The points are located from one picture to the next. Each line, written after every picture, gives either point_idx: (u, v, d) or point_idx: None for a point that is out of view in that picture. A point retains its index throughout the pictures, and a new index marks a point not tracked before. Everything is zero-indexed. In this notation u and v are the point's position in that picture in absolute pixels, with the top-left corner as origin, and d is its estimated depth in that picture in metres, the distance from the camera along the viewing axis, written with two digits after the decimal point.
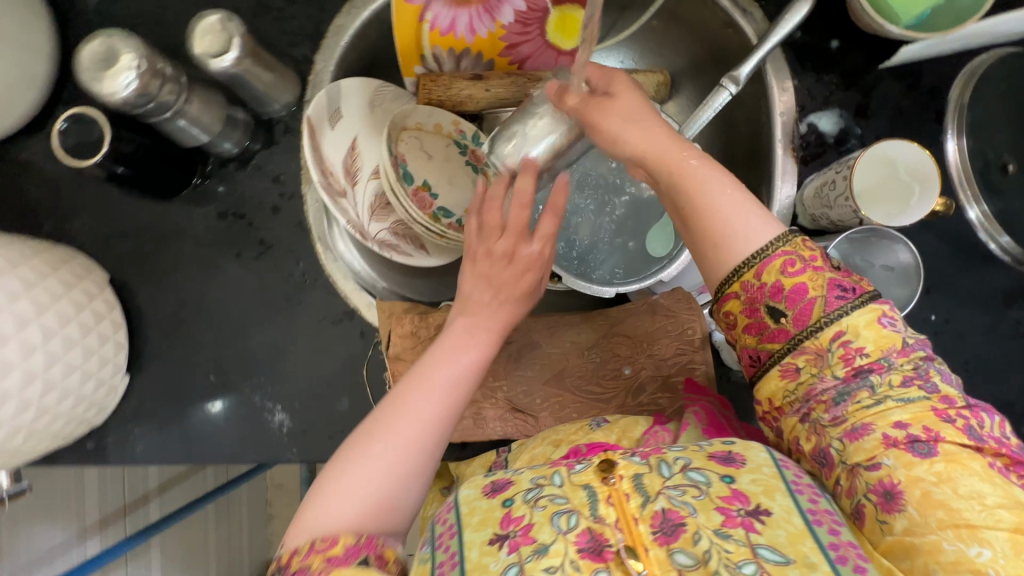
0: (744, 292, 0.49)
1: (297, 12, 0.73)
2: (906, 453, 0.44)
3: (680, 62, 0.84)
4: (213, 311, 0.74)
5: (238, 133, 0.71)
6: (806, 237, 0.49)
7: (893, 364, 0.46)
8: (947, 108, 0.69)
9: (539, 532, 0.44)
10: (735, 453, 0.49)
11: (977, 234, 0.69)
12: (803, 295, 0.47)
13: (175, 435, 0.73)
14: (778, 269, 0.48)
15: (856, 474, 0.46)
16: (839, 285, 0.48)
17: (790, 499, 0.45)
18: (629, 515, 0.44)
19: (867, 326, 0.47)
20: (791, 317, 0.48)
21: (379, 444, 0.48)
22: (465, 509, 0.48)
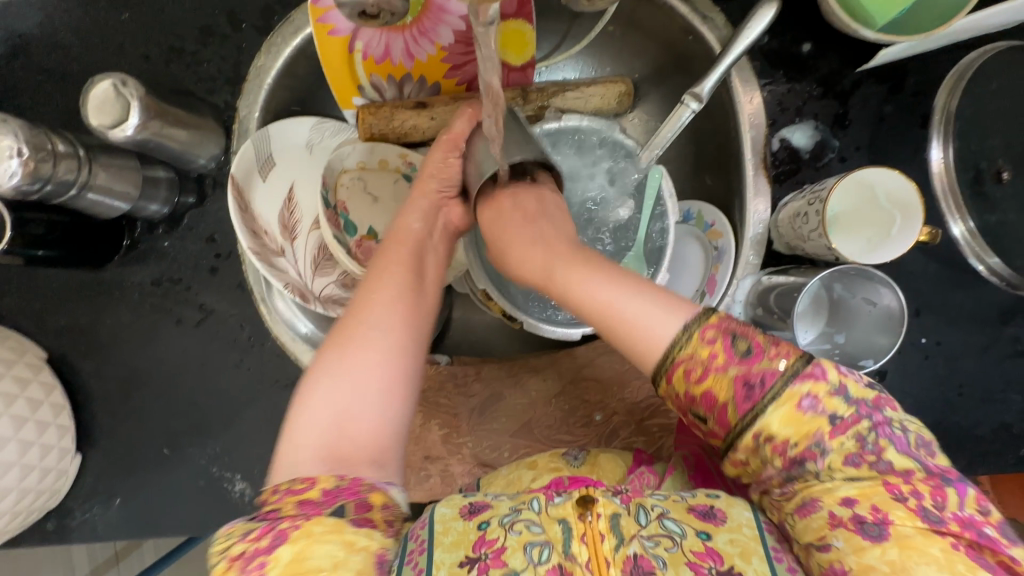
0: (664, 400, 0.45)
1: (212, 55, 0.67)
2: (855, 536, 0.37)
3: (643, 69, 0.76)
4: (160, 381, 0.70)
5: (163, 193, 0.66)
6: (701, 330, 0.42)
7: (829, 449, 0.39)
8: (933, 116, 0.63)
9: (511, 557, 0.40)
10: (716, 508, 0.43)
11: (965, 256, 0.64)
12: (713, 403, 0.42)
13: (135, 512, 0.71)
14: (682, 379, 0.43)
15: (810, 554, 0.40)
16: (746, 380, 0.41)
17: (767, 565, 0.40)
18: (602, 556, 0.39)
19: (783, 423, 0.40)
20: (714, 420, 0.43)
21: (329, 374, 0.46)
22: (437, 527, 0.42)
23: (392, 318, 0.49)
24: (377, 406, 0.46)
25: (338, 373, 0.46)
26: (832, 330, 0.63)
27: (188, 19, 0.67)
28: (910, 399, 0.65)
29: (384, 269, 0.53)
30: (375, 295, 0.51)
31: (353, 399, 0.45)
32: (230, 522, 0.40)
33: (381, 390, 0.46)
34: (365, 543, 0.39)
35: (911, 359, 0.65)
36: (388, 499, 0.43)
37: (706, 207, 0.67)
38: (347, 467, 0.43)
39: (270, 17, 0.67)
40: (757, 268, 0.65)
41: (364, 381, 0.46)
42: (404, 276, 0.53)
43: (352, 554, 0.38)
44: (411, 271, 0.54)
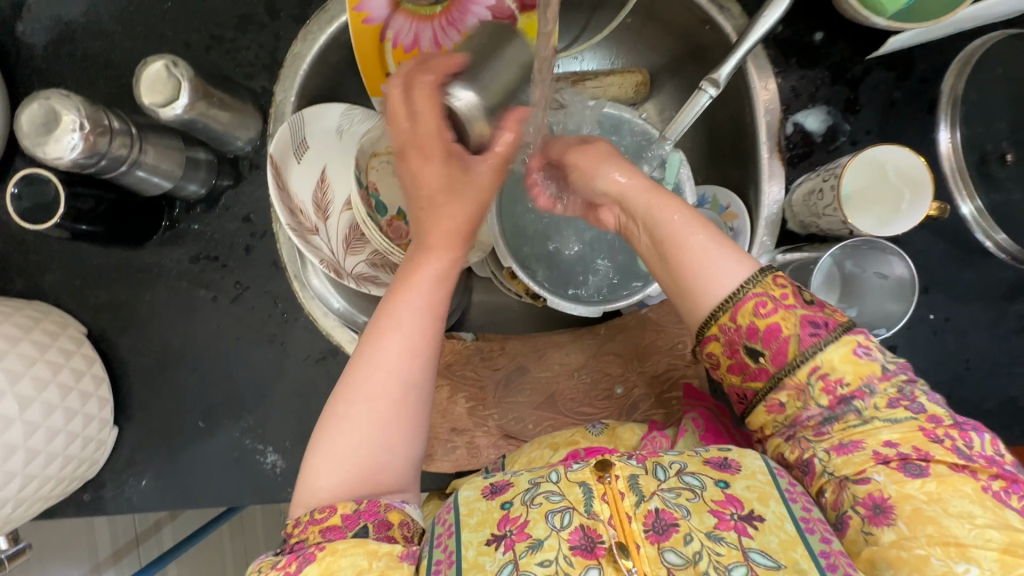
0: (722, 335, 0.47)
1: (250, 42, 0.70)
2: (897, 472, 0.41)
3: (659, 59, 0.79)
4: (195, 355, 0.73)
5: (202, 173, 0.69)
6: (778, 275, 0.46)
7: (877, 389, 0.44)
8: (940, 100, 0.66)
9: (533, 528, 0.41)
10: (730, 458, 0.45)
11: (972, 233, 0.67)
12: (778, 335, 0.45)
13: (169, 483, 0.73)
14: (750, 312, 0.45)
15: (843, 488, 0.43)
16: (812, 321, 0.45)
17: (784, 506, 0.42)
18: (622, 512, 0.41)
19: (842, 361, 0.44)
20: (769, 355, 0.46)
21: (349, 420, 0.48)
22: (463, 510, 0.45)
23: (412, 366, 0.49)
24: (395, 453, 0.48)
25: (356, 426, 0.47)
26: (845, 305, 0.66)
27: (227, 8, 0.70)
28: (920, 373, 0.67)
29: (398, 313, 0.50)
30: (387, 341, 0.49)
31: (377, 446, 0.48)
32: (260, 558, 0.44)
33: (388, 437, 0.48)
34: (387, 549, 0.43)
35: (920, 334, 0.67)
36: (405, 516, 0.47)
37: (722, 191, 0.70)
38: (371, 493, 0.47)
39: (306, 6, 0.70)
40: (772, 247, 0.68)
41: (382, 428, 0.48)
42: (421, 318, 0.51)
43: (374, 560, 0.42)
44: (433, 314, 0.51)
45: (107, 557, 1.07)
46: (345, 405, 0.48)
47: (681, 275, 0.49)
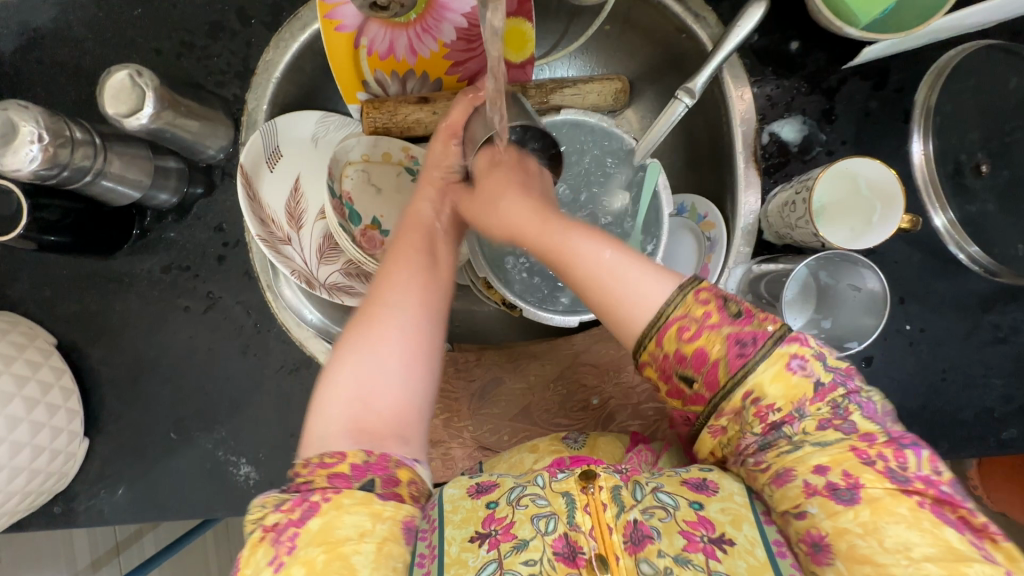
0: (652, 362, 0.44)
1: (222, 49, 0.69)
2: (829, 501, 0.39)
3: (637, 67, 0.79)
4: (167, 366, 0.72)
5: (173, 182, 0.68)
6: (700, 290, 0.43)
7: (807, 413, 0.41)
8: (914, 110, 0.66)
9: (518, 529, 0.42)
10: (709, 479, 0.44)
11: (945, 244, 0.66)
12: (705, 360, 0.42)
13: (141, 494, 0.72)
14: (675, 337, 0.43)
15: (786, 522, 0.41)
16: (739, 339, 0.42)
17: (757, 529, 0.41)
18: (604, 524, 0.41)
19: (773, 381, 0.41)
20: (702, 381, 0.43)
21: (357, 352, 0.47)
22: (448, 507, 0.44)
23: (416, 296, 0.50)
24: (401, 382, 0.46)
25: (367, 357, 0.46)
26: (819, 315, 0.66)
27: (198, 14, 0.69)
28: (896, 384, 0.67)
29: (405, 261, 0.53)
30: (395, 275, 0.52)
31: (379, 373, 0.46)
32: (266, 493, 0.42)
33: (394, 363, 0.47)
34: (391, 513, 0.42)
35: (896, 345, 0.67)
36: (415, 475, 0.44)
37: (700, 201, 0.70)
38: (375, 438, 0.43)
39: (278, 13, 0.69)
40: (748, 257, 0.68)
41: (389, 355, 0.47)
42: (421, 258, 0.54)
43: (378, 523, 0.41)
44: (431, 256, 0.55)
45: (88, 566, 1.06)
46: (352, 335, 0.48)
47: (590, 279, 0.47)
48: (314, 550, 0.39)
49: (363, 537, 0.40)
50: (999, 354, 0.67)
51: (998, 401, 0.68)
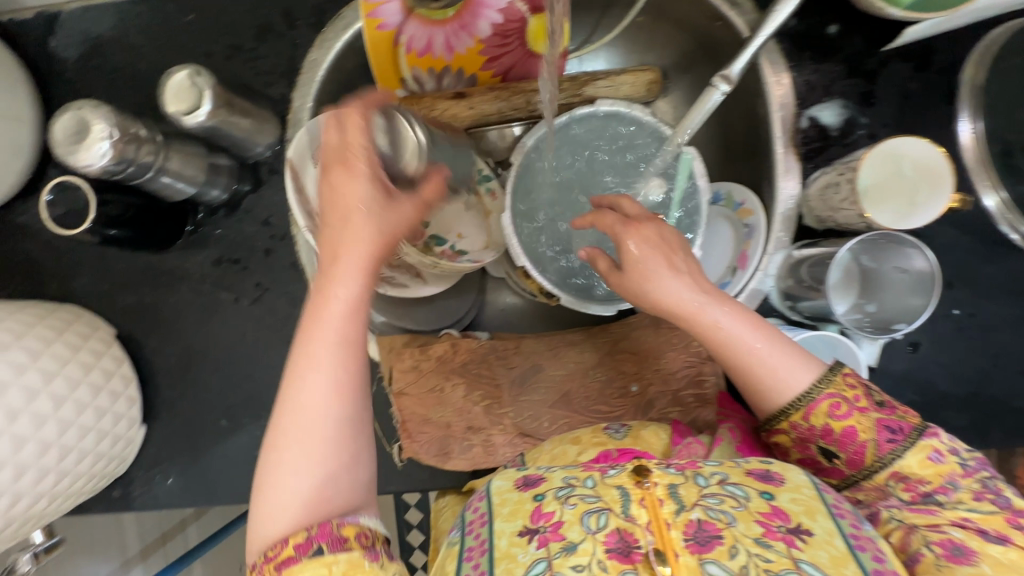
0: (794, 431, 0.52)
1: (268, 50, 0.72)
2: (977, 535, 0.43)
3: (671, 58, 0.81)
4: (218, 355, 0.75)
5: (224, 178, 0.71)
6: (847, 376, 0.51)
7: (960, 485, 0.47)
8: (960, 90, 0.64)
9: (568, 530, 0.41)
10: (773, 471, 0.46)
11: (999, 226, 0.65)
12: (853, 439, 0.50)
13: (194, 479, 0.75)
14: (826, 413, 0.51)
15: (913, 532, 0.44)
16: (888, 426, 0.50)
17: (833, 521, 0.42)
18: (661, 519, 0.41)
19: (921, 465, 0.48)
20: (844, 458, 0.51)
21: (285, 461, 0.44)
22: (495, 499, 0.46)
23: (340, 395, 0.44)
24: (339, 476, 0.44)
25: (307, 460, 0.43)
26: (864, 300, 0.65)
27: (246, 18, 0.72)
28: (944, 370, 0.66)
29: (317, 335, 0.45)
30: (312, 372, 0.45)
31: (325, 479, 0.44)
32: None
33: (333, 471, 0.44)
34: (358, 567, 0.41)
35: (944, 330, 0.66)
36: (361, 527, 0.43)
37: (737, 188, 0.71)
38: (321, 509, 0.43)
39: (322, 15, 0.72)
40: (789, 243, 0.68)
41: (330, 460, 0.44)
42: (343, 343, 0.45)
43: None
44: (353, 343, 0.46)
45: (136, 554, 1.11)
46: (285, 443, 0.44)
47: (751, 370, 0.52)
48: None
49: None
50: None
51: None
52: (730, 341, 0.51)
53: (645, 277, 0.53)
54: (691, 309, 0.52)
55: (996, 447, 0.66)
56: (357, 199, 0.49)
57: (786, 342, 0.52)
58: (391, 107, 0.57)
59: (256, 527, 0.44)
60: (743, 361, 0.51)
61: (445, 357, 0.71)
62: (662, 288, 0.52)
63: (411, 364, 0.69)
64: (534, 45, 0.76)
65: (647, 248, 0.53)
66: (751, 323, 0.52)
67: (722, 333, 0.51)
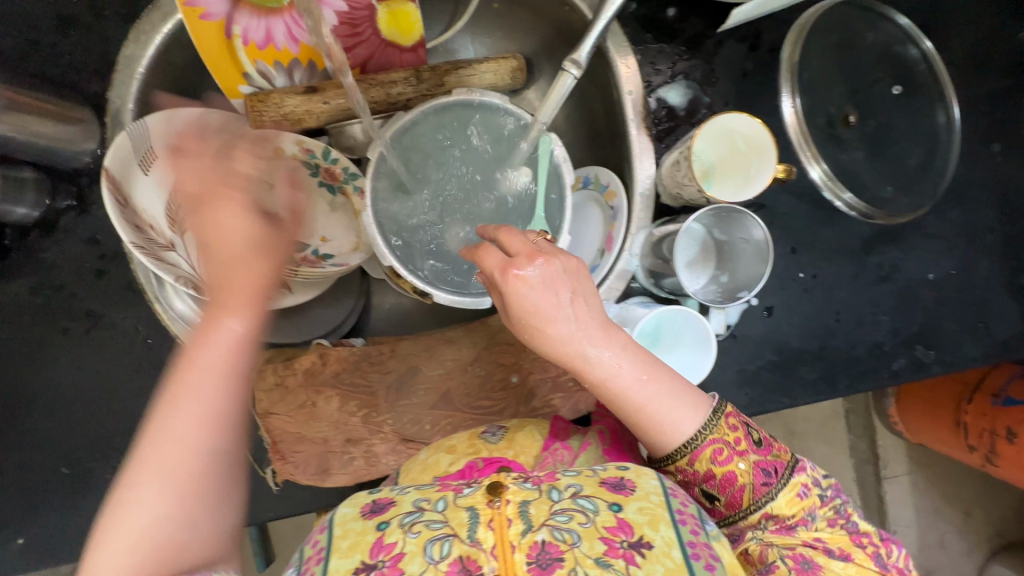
0: (680, 475, 0.55)
1: (73, 45, 0.64)
2: (824, 555, 0.52)
3: (532, 45, 0.81)
4: (51, 396, 0.66)
5: (31, 195, 0.62)
6: (729, 421, 0.55)
7: (817, 515, 0.55)
8: (780, 66, 0.69)
9: (408, 563, 0.39)
10: (626, 479, 0.46)
11: (823, 194, 0.70)
12: (733, 482, 0.54)
13: (34, 542, 0.65)
14: (710, 458, 0.54)
15: (774, 552, 0.51)
16: (764, 469, 0.55)
17: (673, 529, 0.43)
18: (506, 542, 0.40)
19: (789, 503, 0.54)
20: (724, 500, 0.55)
21: (117, 519, 0.43)
22: (337, 531, 0.43)
23: (215, 434, 0.47)
24: (195, 523, 0.45)
25: (134, 500, 0.44)
26: (719, 271, 0.69)
27: (40, 8, 0.63)
28: (795, 329, 0.71)
29: (199, 375, 0.48)
30: (185, 407, 0.46)
31: (177, 522, 0.44)
32: None
33: (181, 518, 0.45)
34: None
35: (793, 292, 0.71)
36: None
37: (602, 171, 0.71)
38: None
39: (135, 4, 0.64)
40: (649, 222, 0.70)
41: (166, 501, 0.44)
42: (219, 384, 0.48)
43: None
44: (230, 380, 0.49)
45: None
46: (138, 488, 0.44)
47: (642, 417, 0.53)
48: None
49: None
50: (885, 291, 0.72)
51: (888, 334, 0.72)
52: (619, 392, 0.52)
53: (528, 330, 0.50)
54: (583, 359, 0.51)
55: (845, 395, 0.72)
56: (231, 234, 0.55)
57: (674, 385, 0.54)
58: None
59: None
60: (633, 407, 0.52)
61: (314, 369, 0.67)
62: (558, 332, 0.50)
63: (274, 380, 0.65)
64: (388, 34, 0.73)
65: (530, 295, 0.49)
66: (642, 374, 0.52)
67: (602, 375, 0.51)
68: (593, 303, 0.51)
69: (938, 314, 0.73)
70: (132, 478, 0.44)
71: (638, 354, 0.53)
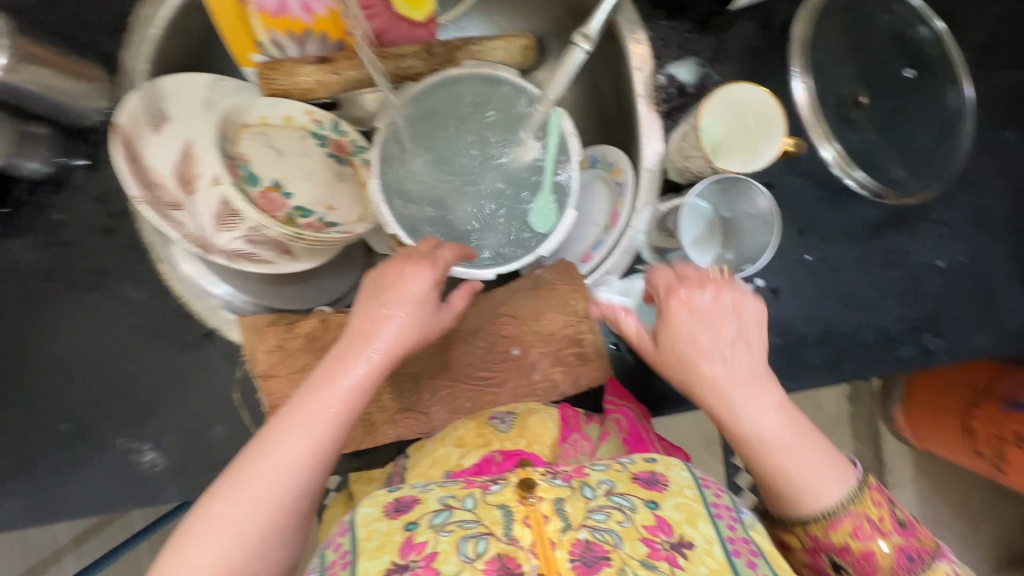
0: (810, 539, 0.56)
1: (91, 5, 0.65)
2: None
3: (542, 23, 0.81)
4: (53, 352, 0.66)
5: (42, 151, 0.63)
6: (877, 495, 0.56)
7: None
8: (791, 44, 0.69)
9: (442, 562, 0.39)
10: (657, 473, 0.46)
11: (833, 173, 0.69)
12: (870, 559, 0.54)
13: (35, 494, 0.66)
14: (849, 530, 0.54)
15: None
16: (906, 551, 0.54)
17: (712, 525, 0.43)
18: (546, 538, 0.39)
19: None
20: (852, 570, 0.55)
21: (207, 527, 0.48)
22: (362, 533, 0.42)
23: (309, 471, 0.51)
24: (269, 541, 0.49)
25: (228, 516, 0.48)
26: (726, 250, 0.67)
27: None
28: (801, 312, 0.70)
29: (295, 428, 0.51)
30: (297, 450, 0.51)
31: (255, 542, 0.49)
32: None
33: (269, 541, 0.49)
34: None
35: (798, 274, 0.70)
36: None
37: (609, 149, 0.72)
38: None
39: None
40: (656, 199, 0.69)
41: (254, 519, 0.49)
42: (332, 423, 0.52)
43: None
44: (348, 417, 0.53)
45: None
46: (229, 500, 0.49)
47: (789, 478, 0.55)
48: None
49: None
50: (893, 277, 0.71)
51: (896, 321, 0.71)
52: (767, 449, 0.55)
53: (685, 365, 0.56)
54: (730, 388, 0.55)
55: (850, 381, 0.71)
56: (411, 292, 0.56)
57: (819, 445, 0.56)
58: None
59: None
60: (771, 472, 0.55)
61: (315, 334, 0.65)
62: (753, 436, 0.55)
63: (276, 343, 0.64)
64: (400, 8, 0.73)
65: (710, 330, 0.55)
66: (797, 443, 0.55)
67: (750, 429, 0.55)
68: (754, 354, 0.56)
69: (947, 302, 0.72)
70: (226, 489, 0.49)
71: (788, 412, 0.55)
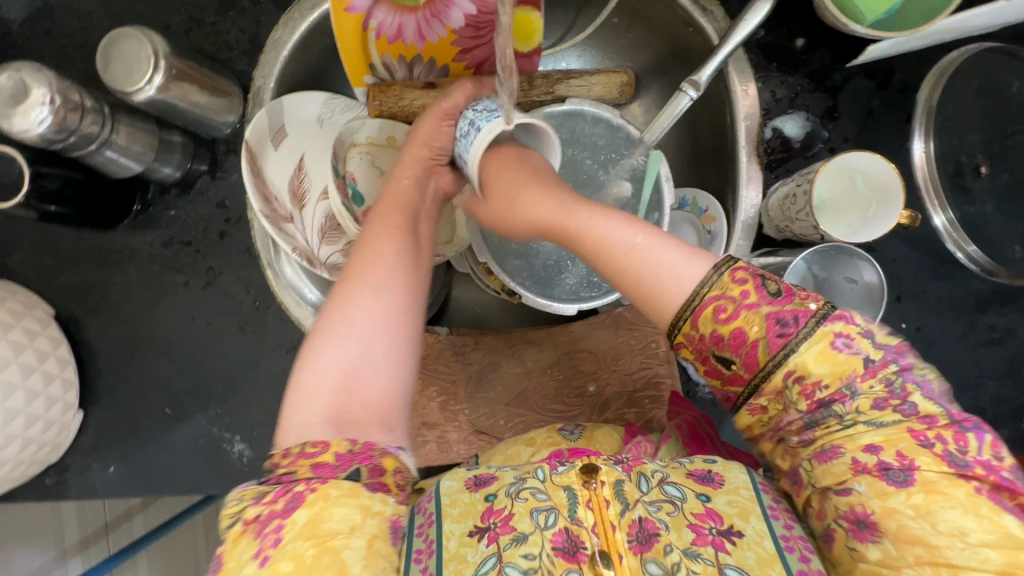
0: (688, 343, 0.43)
1: (231, 26, 0.70)
2: (879, 481, 0.38)
3: (642, 61, 0.81)
4: (164, 342, 0.72)
5: (177, 157, 0.68)
6: (733, 271, 0.42)
7: (858, 389, 0.39)
8: (916, 110, 0.67)
9: (517, 523, 0.40)
10: (714, 472, 0.44)
11: (945, 244, 0.67)
12: (744, 341, 0.41)
13: (135, 468, 0.72)
14: (710, 318, 0.42)
15: (827, 498, 0.40)
16: (779, 318, 0.40)
17: (765, 523, 0.41)
18: (607, 521, 0.40)
19: (818, 360, 0.40)
20: (741, 363, 0.42)
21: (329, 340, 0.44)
22: (445, 500, 0.43)
23: (404, 282, 0.47)
24: (385, 367, 0.44)
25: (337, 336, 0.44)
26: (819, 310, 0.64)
27: None
28: None
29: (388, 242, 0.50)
30: (384, 270, 0.48)
31: (361, 356, 0.44)
32: (243, 486, 0.41)
33: (378, 355, 0.44)
34: (380, 509, 0.41)
35: None
36: (400, 465, 0.42)
37: (701, 195, 0.70)
38: (357, 430, 0.42)
39: None
40: (748, 250, 0.68)
41: (366, 344, 0.44)
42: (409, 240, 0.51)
43: (367, 518, 0.39)
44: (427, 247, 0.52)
45: (75, 544, 1.07)
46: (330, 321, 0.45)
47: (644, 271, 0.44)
48: (302, 545, 0.37)
49: (354, 531, 0.39)
50: (993, 356, 0.68)
51: (993, 402, 0.68)
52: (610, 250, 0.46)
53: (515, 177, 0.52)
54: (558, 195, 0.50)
55: None
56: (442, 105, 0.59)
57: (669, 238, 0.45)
58: (123, 41, 0.57)
59: (288, 415, 0.42)
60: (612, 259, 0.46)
61: None
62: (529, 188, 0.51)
63: None
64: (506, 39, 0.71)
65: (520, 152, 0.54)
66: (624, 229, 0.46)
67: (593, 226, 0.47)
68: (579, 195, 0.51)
69: None
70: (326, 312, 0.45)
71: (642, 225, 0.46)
